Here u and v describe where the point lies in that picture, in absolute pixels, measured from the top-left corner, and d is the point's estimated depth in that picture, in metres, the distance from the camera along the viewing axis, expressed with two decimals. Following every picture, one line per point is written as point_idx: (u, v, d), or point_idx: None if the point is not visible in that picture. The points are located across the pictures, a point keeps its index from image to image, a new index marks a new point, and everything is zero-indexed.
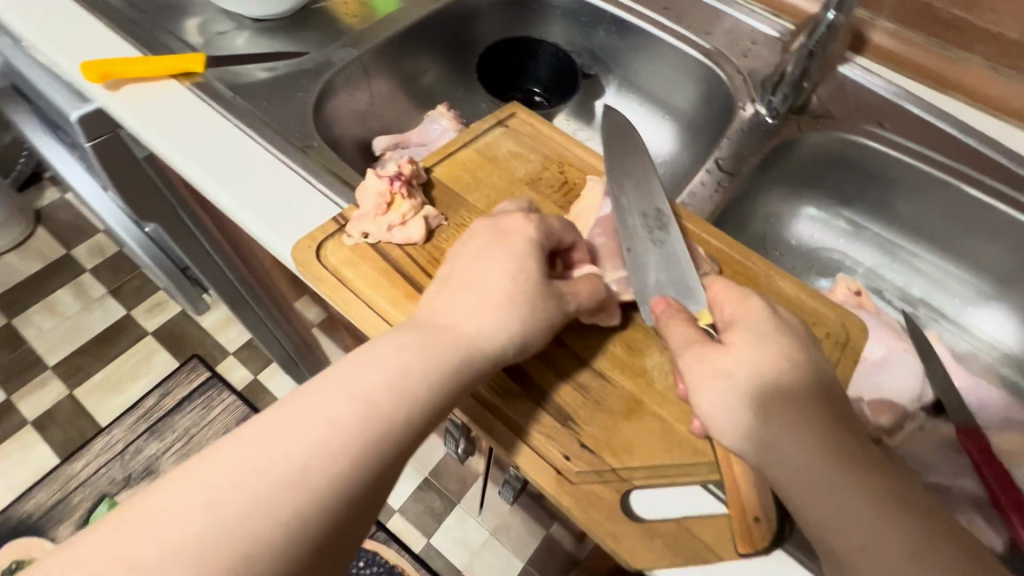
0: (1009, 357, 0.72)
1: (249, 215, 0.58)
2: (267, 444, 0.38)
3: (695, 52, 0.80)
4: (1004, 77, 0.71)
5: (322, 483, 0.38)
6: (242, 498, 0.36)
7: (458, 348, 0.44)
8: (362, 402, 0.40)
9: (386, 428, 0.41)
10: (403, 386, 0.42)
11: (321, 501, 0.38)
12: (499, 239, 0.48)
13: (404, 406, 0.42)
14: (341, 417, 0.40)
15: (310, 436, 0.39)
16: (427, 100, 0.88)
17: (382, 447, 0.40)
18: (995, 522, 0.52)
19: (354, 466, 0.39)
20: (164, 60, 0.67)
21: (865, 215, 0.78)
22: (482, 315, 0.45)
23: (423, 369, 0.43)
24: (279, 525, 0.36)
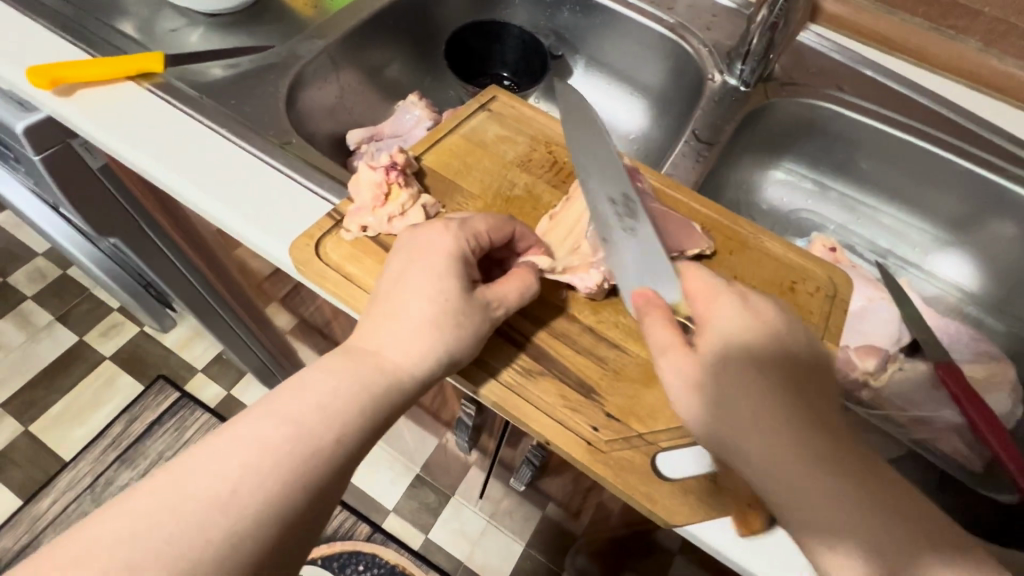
0: (969, 296, 0.77)
1: (232, 218, 0.55)
2: (202, 469, 0.38)
3: (659, 27, 0.82)
4: (945, 37, 0.76)
5: (257, 503, 0.37)
6: (168, 524, 0.36)
7: (389, 367, 0.44)
8: (297, 420, 0.40)
9: (319, 444, 0.40)
10: (335, 405, 0.42)
11: (252, 525, 0.37)
12: (419, 256, 0.47)
13: (340, 423, 0.41)
14: (276, 435, 0.39)
15: (245, 458, 0.38)
16: (395, 91, 0.86)
17: (320, 464, 0.40)
18: (975, 445, 0.57)
19: (290, 484, 0.39)
20: (119, 61, 0.62)
21: (829, 175, 0.83)
22: (411, 341, 0.45)
23: (357, 386, 0.43)
24: (209, 549, 0.36)
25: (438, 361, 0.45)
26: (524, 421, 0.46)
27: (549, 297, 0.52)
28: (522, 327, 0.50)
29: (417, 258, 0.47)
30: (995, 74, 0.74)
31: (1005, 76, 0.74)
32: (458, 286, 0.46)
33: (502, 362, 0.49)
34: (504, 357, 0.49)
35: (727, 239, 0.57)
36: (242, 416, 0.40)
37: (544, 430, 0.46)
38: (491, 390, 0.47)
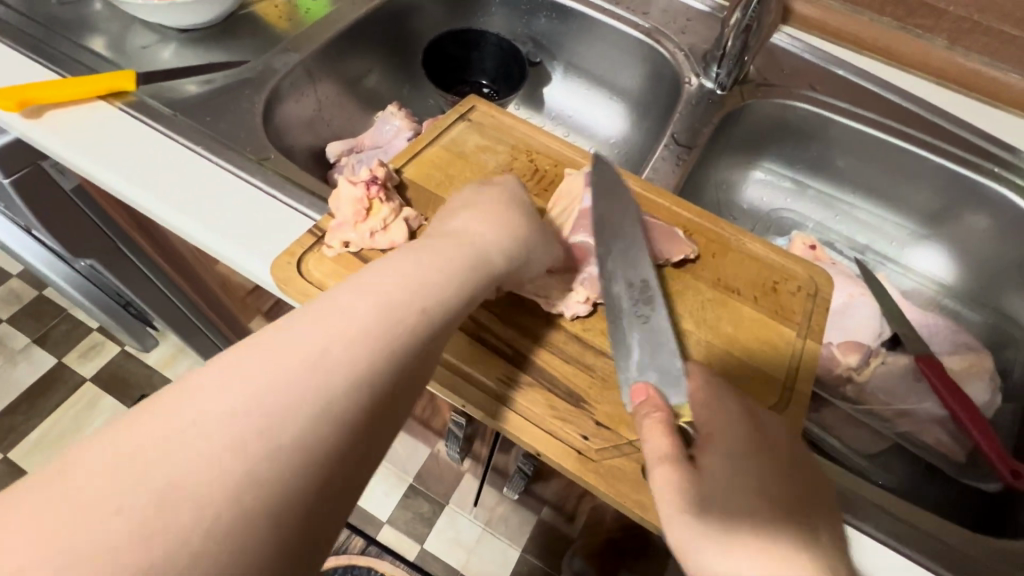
0: (946, 288, 0.79)
1: (210, 237, 0.54)
2: (248, 374, 0.33)
3: (635, 32, 0.82)
4: (912, 36, 0.78)
5: (313, 407, 0.33)
6: (216, 426, 0.31)
7: (402, 301, 0.40)
8: (292, 364, 0.34)
9: (326, 389, 0.34)
10: (336, 347, 0.36)
11: (307, 428, 0.33)
12: (485, 184, 0.53)
13: (387, 337, 0.38)
14: (268, 383, 0.33)
15: (232, 409, 0.32)
16: (373, 102, 0.86)
17: (332, 414, 0.34)
18: (957, 435, 0.59)
19: (299, 438, 0.32)
20: (89, 80, 0.61)
21: (807, 173, 0.84)
22: (491, 227, 0.49)
23: (368, 323, 0.38)
24: (264, 452, 0.31)
25: (504, 257, 0.48)
26: (514, 433, 0.46)
27: (534, 306, 0.52)
28: (509, 337, 0.50)
29: (483, 185, 0.53)
30: (961, 70, 0.76)
31: (971, 72, 0.76)
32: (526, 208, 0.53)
33: (492, 374, 0.49)
34: (492, 370, 0.49)
35: (710, 243, 0.58)
36: (221, 361, 0.34)
37: (537, 442, 0.46)
38: (481, 405, 0.47)
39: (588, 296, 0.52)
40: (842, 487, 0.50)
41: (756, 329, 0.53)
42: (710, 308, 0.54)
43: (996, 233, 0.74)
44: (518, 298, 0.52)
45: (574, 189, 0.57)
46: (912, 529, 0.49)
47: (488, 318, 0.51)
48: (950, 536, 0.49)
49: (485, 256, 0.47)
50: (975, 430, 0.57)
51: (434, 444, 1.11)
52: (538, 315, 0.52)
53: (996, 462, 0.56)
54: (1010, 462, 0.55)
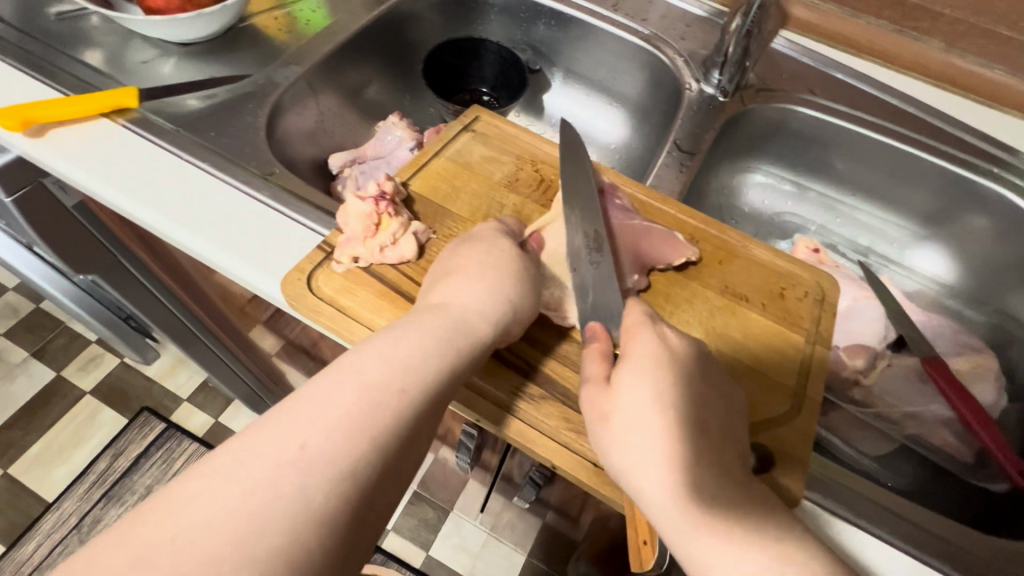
0: (948, 289, 0.79)
1: (216, 255, 0.54)
2: (253, 463, 0.35)
3: (635, 39, 0.83)
4: (909, 39, 0.78)
5: (315, 495, 0.34)
6: (226, 520, 0.32)
7: (385, 384, 0.40)
8: (285, 460, 0.35)
9: (309, 488, 0.34)
10: (317, 443, 0.36)
11: (311, 517, 0.34)
12: (471, 237, 0.52)
13: (384, 413, 0.39)
14: (247, 491, 0.34)
15: (214, 522, 0.32)
16: (374, 113, 0.86)
17: (336, 500, 0.35)
18: (964, 435, 0.59)
19: (282, 545, 0.33)
20: (91, 98, 0.61)
21: (807, 176, 0.85)
22: (477, 289, 0.47)
23: (349, 413, 0.38)
24: (272, 543, 0.32)
25: (491, 320, 0.47)
26: (530, 447, 0.47)
27: (542, 316, 0.53)
28: (520, 350, 0.51)
29: (470, 239, 0.51)
30: (959, 71, 0.77)
31: (969, 74, 0.77)
32: (516, 258, 0.51)
33: (506, 388, 0.49)
34: (505, 383, 0.49)
35: (716, 249, 0.58)
36: (228, 452, 0.35)
37: (552, 455, 0.46)
38: (495, 418, 0.47)
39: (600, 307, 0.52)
40: (854, 493, 0.50)
41: (766, 335, 0.54)
42: (718, 315, 0.54)
43: (997, 234, 0.75)
44: None
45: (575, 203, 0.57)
46: (922, 532, 0.49)
47: None
48: (960, 539, 0.49)
49: (469, 321, 0.46)
50: (984, 433, 0.57)
51: (439, 452, 1.10)
52: (547, 327, 0.52)
53: (1002, 463, 0.56)
54: (1015, 461, 0.56)
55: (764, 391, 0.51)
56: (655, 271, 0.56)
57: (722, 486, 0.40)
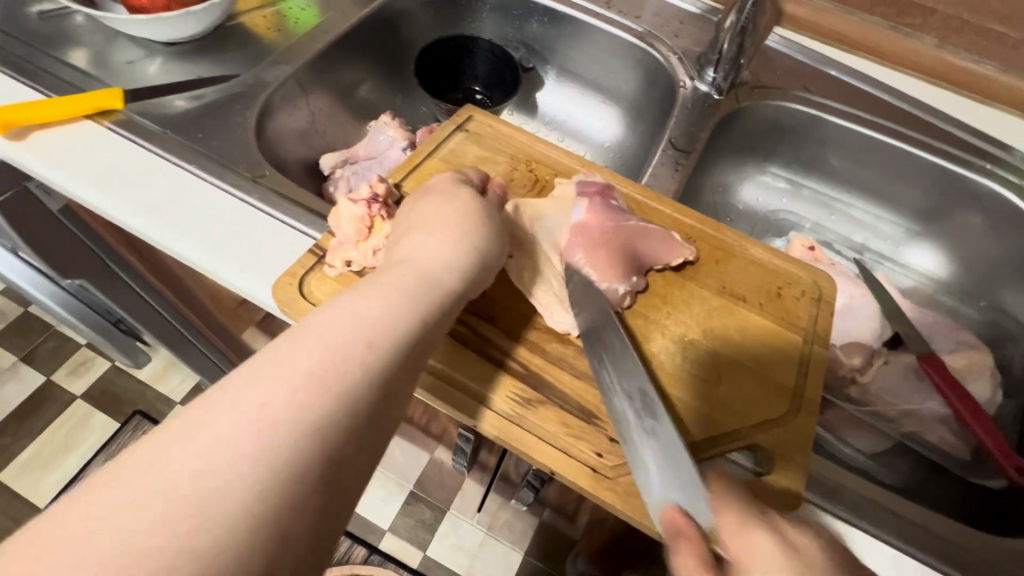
0: (942, 285, 0.79)
1: (205, 259, 0.53)
2: (224, 412, 0.33)
3: (628, 36, 0.82)
4: (902, 35, 0.78)
5: (289, 446, 0.32)
6: (196, 470, 0.30)
7: (357, 336, 0.38)
8: (258, 409, 0.33)
9: (281, 437, 0.32)
10: (280, 403, 0.33)
11: (285, 467, 0.32)
12: (431, 190, 0.52)
13: (360, 362, 0.37)
14: (206, 454, 0.31)
15: (170, 489, 0.30)
16: (366, 112, 0.85)
17: (311, 451, 0.33)
18: (960, 432, 0.59)
19: (251, 503, 0.30)
20: (75, 99, 0.60)
21: (802, 173, 0.84)
22: (443, 238, 0.47)
23: (315, 372, 0.35)
24: (244, 493, 0.30)
25: (457, 279, 0.46)
26: (527, 453, 0.46)
27: (537, 319, 0.52)
28: (517, 354, 0.50)
29: (431, 192, 0.51)
30: (952, 67, 0.77)
31: (961, 70, 0.77)
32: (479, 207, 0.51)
33: (503, 394, 0.48)
34: (502, 389, 0.48)
35: (714, 249, 0.57)
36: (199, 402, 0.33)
37: (549, 461, 0.45)
38: (491, 424, 0.47)
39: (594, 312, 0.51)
40: (853, 494, 0.50)
41: (763, 336, 0.53)
42: (716, 316, 0.54)
43: (990, 230, 0.75)
44: (520, 313, 0.52)
45: (565, 203, 0.56)
46: (922, 532, 0.49)
47: (493, 333, 0.51)
48: (956, 536, 0.49)
49: (437, 281, 0.45)
50: (980, 429, 0.57)
51: (436, 453, 1.09)
52: (542, 331, 0.51)
53: (999, 460, 0.56)
54: (1013, 459, 0.56)
55: (762, 392, 0.51)
56: (652, 271, 0.55)
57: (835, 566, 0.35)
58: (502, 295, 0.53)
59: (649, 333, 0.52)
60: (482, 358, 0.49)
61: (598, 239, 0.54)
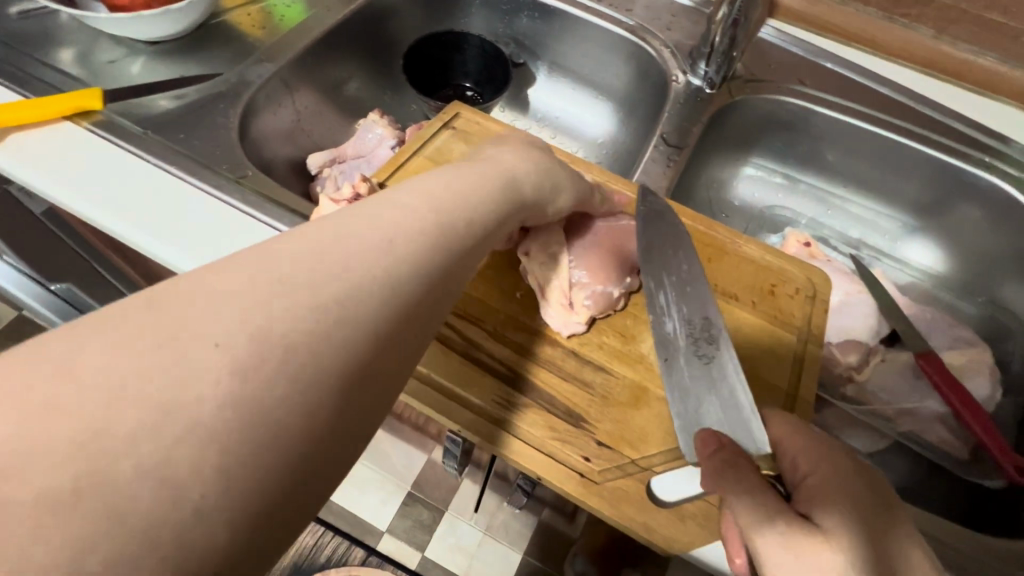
0: (940, 280, 0.78)
1: (184, 262, 0.52)
2: (316, 247, 0.31)
3: (620, 30, 0.81)
4: (898, 26, 0.76)
5: (376, 287, 0.31)
6: (283, 291, 0.28)
7: (435, 210, 0.37)
8: (348, 247, 0.31)
9: (369, 277, 0.31)
10: (339, 258, 0.31)
11: (367, 309, 0.30)
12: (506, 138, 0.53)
13: (439, 231, 0.36)
14: (260, 292, 0.27)
15: (221, 324, 0.26)
16: (354, 110, 0.83)
17: (390, 299, 0.31)
18: (958, 431, 0.58)
19: (336, 334, 0.28)
20: (53, 100, 0.58)
21: (798, 167, 0.83)
22: (516, 155, 0.48)
23: (376, 235, 0.33)
24: (331, 325, 0.28)
25: (509, 194, 0.44)
26: (514, 458, 0.45)
27: (526, 321, 0.51)
28: (503, 356, 0.49)
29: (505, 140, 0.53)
30: (950, 59, 0.75)
31: (958, 60, 0.75)
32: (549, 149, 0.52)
33: (487, 397, 0.47)
34: (488, 393, 0.47)
35: (706, 246, 0.56)
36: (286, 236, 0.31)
37: (536, 466, 0.45)
38: (476, 428, 0.46)
39: (588, 316, 0.50)
40: None
41: (755, 336, 0.52)
42: None
43: (989, 224, 0.74)
44: (507, 315, 0.51)
45: None
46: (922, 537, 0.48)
47: (477, 335, 0.50)
48: (953, 538, 0.48)
49: (486, 181, 0.43)
50: (977, 426, 0.57)
51: (432, 453, 1.08)
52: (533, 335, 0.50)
53: (997, 457, 0.55)
54: (1012, 456, 0.55)
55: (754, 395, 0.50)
56: None
57: (880, 511, 0.37)
58: (489, 296, 0.52)
59: (638, 333, 0.51)
60: (466, 360, 0.48)
61: (600, 243, 0.53)
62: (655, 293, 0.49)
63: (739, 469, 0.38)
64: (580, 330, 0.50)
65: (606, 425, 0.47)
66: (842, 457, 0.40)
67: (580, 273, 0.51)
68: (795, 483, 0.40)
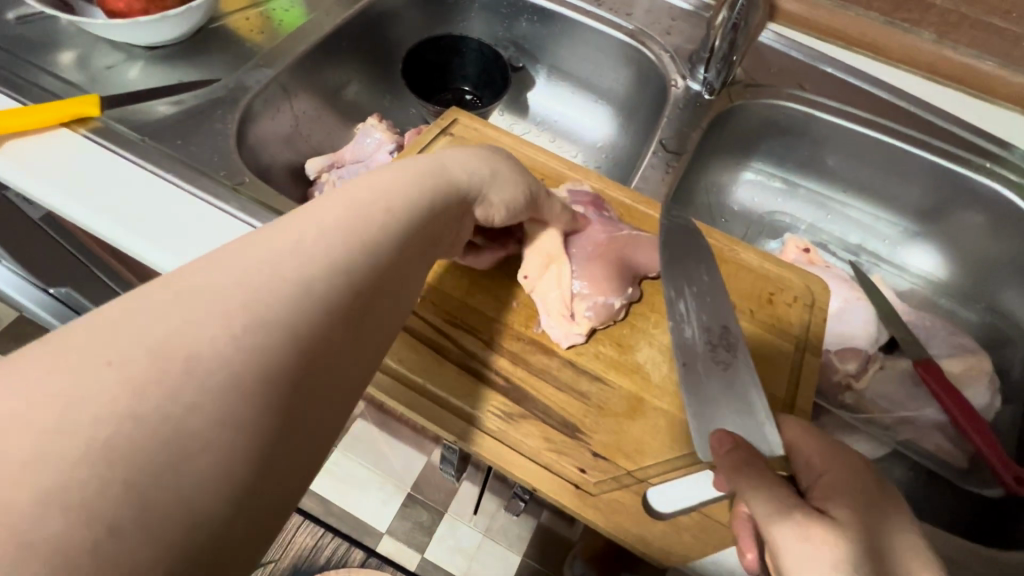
0: (941, 286, 0.78)
1: (180, 270, 0.52)
2: (241, 266, 0.31)
3: (619, 34, 0.80)
4: (900, 30, 0.76)
5: (309, 296, 0.31)
6: (208, 312, 0.28)
7: (374, 212, 0.37)
8: (277, 263, 0.31)
9: (299, 289, 0.31)
10: (268, 275, 0.31)
11: (300, 321, 0.30)
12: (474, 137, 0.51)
13: (378, 236, 0.36)
14: (223, 296, 0.29)
15: (167, 340, 0.27)
16: (352, 114, 0.83)
17: (325, 308, 0.32)
18: (958, 440, 0.58)
19: (266, 347, 0.29)
20: (51, 107, 0.58)
21: (798, 172, 0.83)
22: (460, 152, 0.47)
23: (316, 243, 0.33)
24: (260, 339, 0.28)
25: (451, 192, 0.43)
26: (508, 469, 0.45)
27: (523, 330, 0.51)
28: (498, 366, 0.49)
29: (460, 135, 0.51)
30: (952, 63, 0.75)
31: (960, 65, 0.75)
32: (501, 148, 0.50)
33: (481, 407, 0.47)
34: (484, 404, 0.47)
35: None
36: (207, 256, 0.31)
37: (532, 478, 0.44)
38: (472, 439, 0.46)
39: (588, 327, 0.50)
40: None
41: (753, 344, 0.52)
42: None
43: (990, 230, 0.73)
44: (504, 324, 0.51)
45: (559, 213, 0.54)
46: None
47: (472, 343, 0.50)
48: (951, 548, 0.48)
49: (460, 178, 0.44)
50: (976, 436, 0.56)
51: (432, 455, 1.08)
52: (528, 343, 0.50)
53: (997, 468, 0.55)
54: (1012, 468, 0.54)
55: None
56: (644, 279, 0.54)
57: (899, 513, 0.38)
58: (485, 305, 0.52)
59: (635, 342, 0.51)
60: (461, 369, 0.48)
61: (598, 252, 0.53)
62: (676, 300, 0.49)
63: (753, 466, 0.39)
64: (581, 339, 0.50)
65: (602, 436, 0.47)
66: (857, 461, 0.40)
67: (580, 285, 0.51)
68: (810, 483, 0.41)
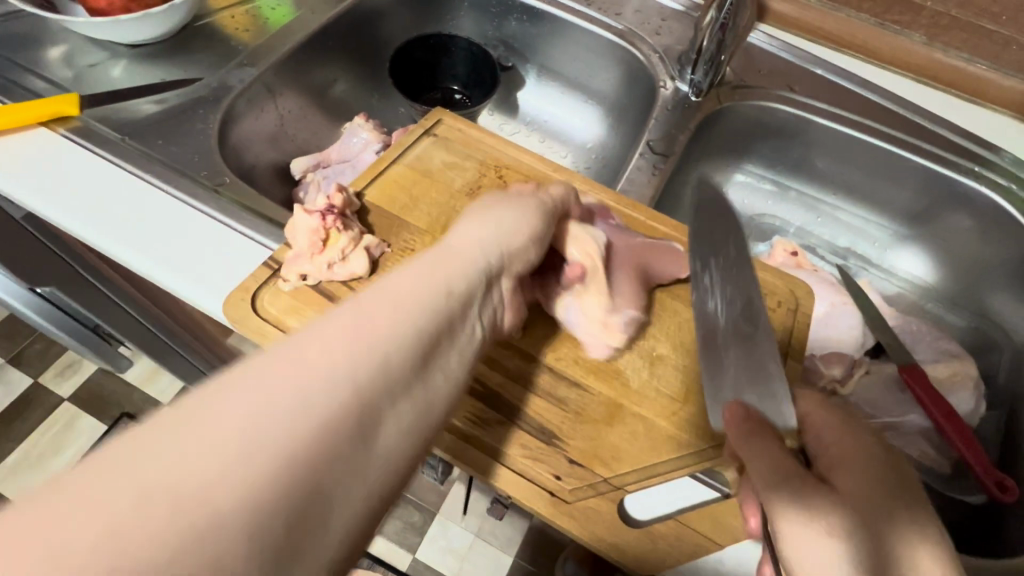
0: (929, 291, 0.77)
1: (157, 272, 0.51)
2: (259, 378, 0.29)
3: (609, 35, 0.80)
4: (889, 32, 0.76)
5: (324, 414, 0.29)
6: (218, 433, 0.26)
7: (395, 317, 0.36)
8: (295, 374, 0.30)
9: (316, 403, 0.29)
10: (285, 388, 0.29)
11: (313, 440, 0.28)
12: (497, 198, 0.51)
13: (399, 342, 0.35)
14: (230, 421, 0.27)
15: (170, 465, 0.25)
16: (339, 113, 0.83)
17: (341, 425, 0.29)
18: (941, 446, 0.58)
19: (275, 471, 0.26)
20: (28, 106, 0.58)
21: (789, 174, 0.82)
22: (474, 232, 0.47)
23: (336, 350, 0.32)
24: (268, 463, 0.26)
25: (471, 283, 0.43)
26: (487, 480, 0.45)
27: None
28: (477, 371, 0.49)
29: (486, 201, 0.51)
30: (941, 66, 0.74)
31: (949, 68, 0.74)
32: (526, 220, 0.49)
33: (460, 415, 0.47)
34: (463, 412, 0.47)
35: None
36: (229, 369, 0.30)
37: (507, 486, 0.45)
38: (450, 447, 0.45)
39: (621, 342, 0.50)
40: None
41: None
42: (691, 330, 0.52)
43: (979, 235, 0.73)
44: None
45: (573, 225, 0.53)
46: None
47: None
48: None
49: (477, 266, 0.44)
50: (959, 441, 0.56)
51: None
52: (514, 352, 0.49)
53: (979, 473, 0.54)
54: (994, 473, 0.54)
55: None
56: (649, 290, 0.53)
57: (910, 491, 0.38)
58: None
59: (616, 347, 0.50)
60: None
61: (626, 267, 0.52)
62: (702, 273, 0.49)
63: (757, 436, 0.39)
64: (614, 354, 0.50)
65: (579, 443, 0.46)
66: (868, 436, 0.41)
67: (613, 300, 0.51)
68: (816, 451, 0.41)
